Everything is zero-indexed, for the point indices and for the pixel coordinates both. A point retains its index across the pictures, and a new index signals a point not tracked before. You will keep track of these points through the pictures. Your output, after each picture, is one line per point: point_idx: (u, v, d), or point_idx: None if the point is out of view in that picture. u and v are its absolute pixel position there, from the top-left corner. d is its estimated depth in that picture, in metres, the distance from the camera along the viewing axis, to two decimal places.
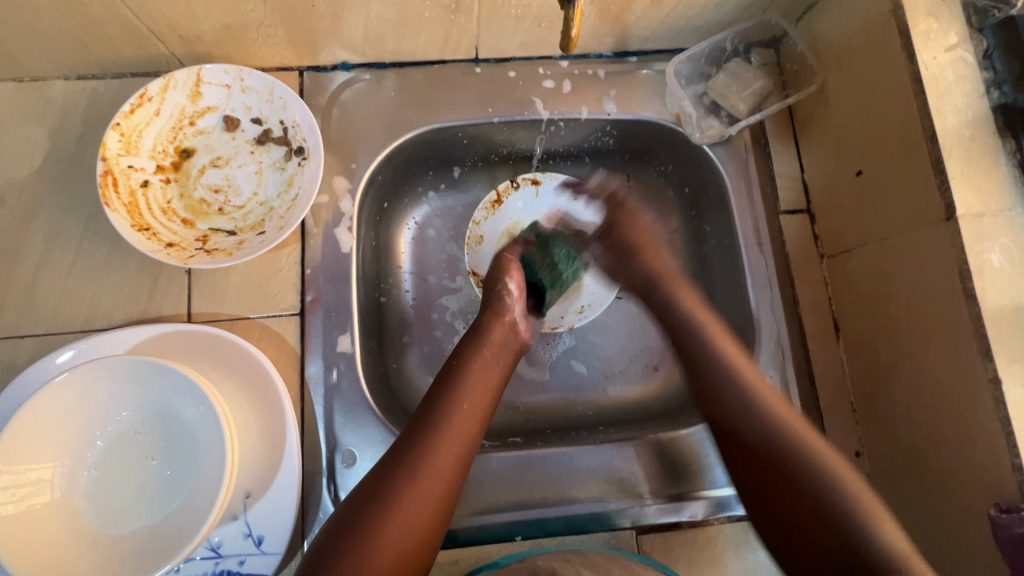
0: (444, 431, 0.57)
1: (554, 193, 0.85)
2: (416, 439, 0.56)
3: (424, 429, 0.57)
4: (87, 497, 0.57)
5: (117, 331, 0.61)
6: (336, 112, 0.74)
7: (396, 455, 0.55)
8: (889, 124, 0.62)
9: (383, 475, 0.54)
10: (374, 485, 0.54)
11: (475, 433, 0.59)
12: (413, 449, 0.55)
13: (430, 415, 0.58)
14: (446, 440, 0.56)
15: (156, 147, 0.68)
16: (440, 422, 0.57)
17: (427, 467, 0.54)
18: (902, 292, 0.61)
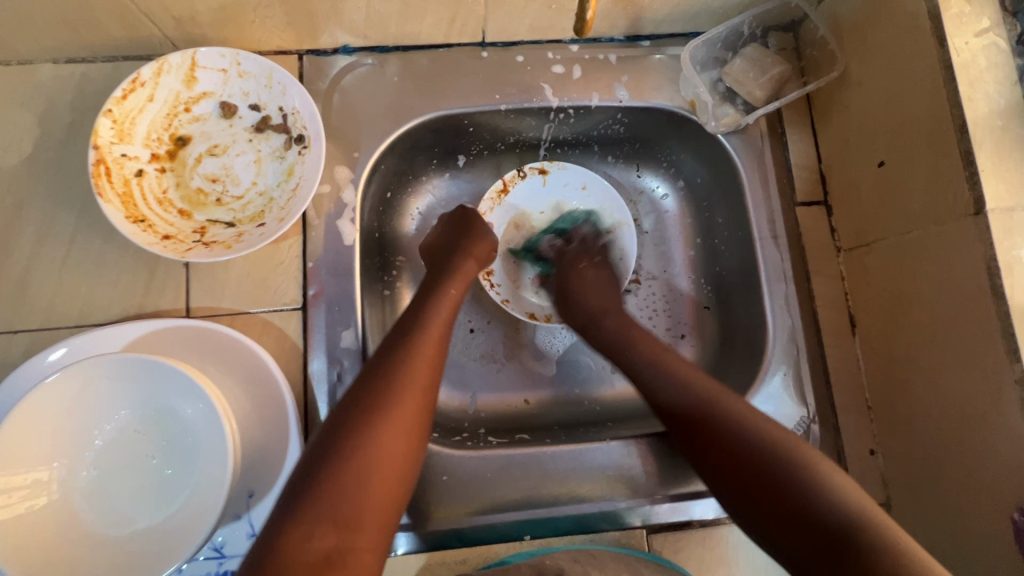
0: (400, 381, 0.54)
1: (561, 183, 0.82)
2: (369, 392, 0.53)
3: (376, 382, 0.54)
4: (86, 498, 0.56)
5: (113, 327, 0.59)
6: (337, 98, 0.71)
7: (348, 411, 0.52)
8: (916, 113, 0.59)
9: (336, 433, 0.50)
10: (325, 443, 0.50)
11: (431, 379, 0.56)
12: (368, 402, 0.52)
13: (382, 366, 0.55)
14: (401, 389, 0.53)
15: (150, 135, 0.65)
16: (394, 372, 0.54)
17: (391, 410, 0.52)
18: (926, 288, 0.59)
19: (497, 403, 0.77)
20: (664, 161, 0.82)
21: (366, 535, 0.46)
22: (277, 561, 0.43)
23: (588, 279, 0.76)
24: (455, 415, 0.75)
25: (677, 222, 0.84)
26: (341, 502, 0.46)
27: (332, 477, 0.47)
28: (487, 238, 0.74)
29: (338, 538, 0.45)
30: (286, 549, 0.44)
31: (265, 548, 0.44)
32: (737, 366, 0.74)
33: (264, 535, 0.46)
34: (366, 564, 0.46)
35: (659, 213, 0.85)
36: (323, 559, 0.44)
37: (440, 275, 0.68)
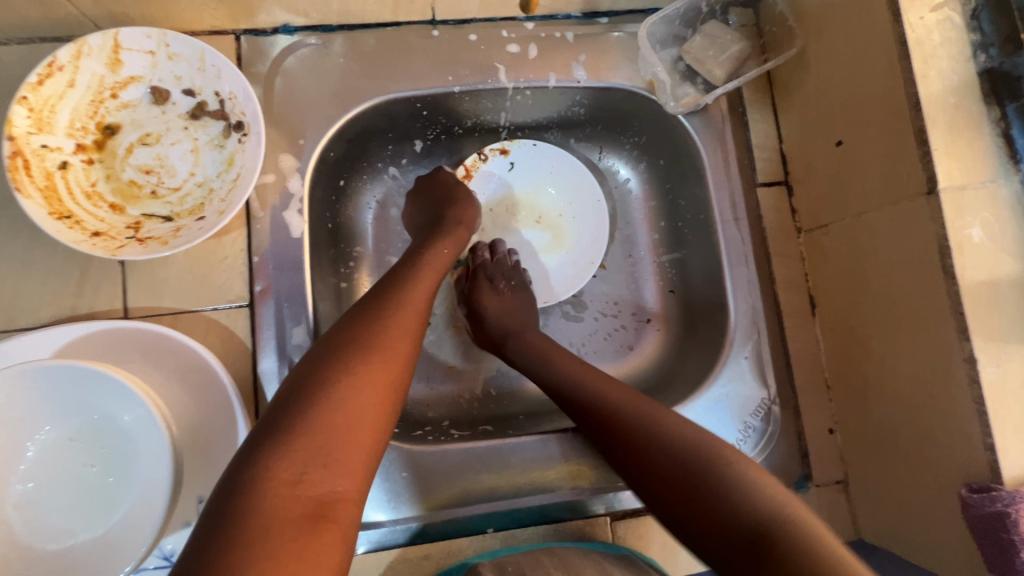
0: (389, 329, 0.51)
1: (524, 157, 0.80)
2: (357, 337, 0.49)
3: (363, 328, 0.50)
4: (21, 512, 0.53)
5: (41, 331, 0.55)
6: (279, 81, 0.67)
7: (334, 353, 0.48)
8: (871, 91, 0.58)
9: (321, 374, 0.46)
10: (307, 384, 0.46)
11: (420, 331, 0.54)
12: (355, 344, 0.49)
13: (366, 313, 0.52)
14: (392, 337, 0.50)
15: (73, 124, 0.61)
16: (382, 314, 0.52)
17: (382, 346, 0.49)
18: (882, 267, 0.59)
19: (462, 394, 0.76)
20: (627, 143, 0.81)
21: (356, 482, 0.44)
22: (262, 502, 0.39)
23: (506, 303, 0.72)
24: (417, 408, 0.73)
25: (641, 206, 0.82)
26: (329, 447, 0.43)
27: (322, 419, 0.44)
28: (472, 204, 0.73)
29: (329, 482, 0.42)
30: (273, 491, 0.40)
31: (240, 490, 0.40)
32: (700, 349, 0.74)
33: (234, 475, 0.41)
34: (353, 513, 0.43)
35: (624, 197, 0.83)
36: (313, 503, 0.41)
37: (430, 235, 0.66)
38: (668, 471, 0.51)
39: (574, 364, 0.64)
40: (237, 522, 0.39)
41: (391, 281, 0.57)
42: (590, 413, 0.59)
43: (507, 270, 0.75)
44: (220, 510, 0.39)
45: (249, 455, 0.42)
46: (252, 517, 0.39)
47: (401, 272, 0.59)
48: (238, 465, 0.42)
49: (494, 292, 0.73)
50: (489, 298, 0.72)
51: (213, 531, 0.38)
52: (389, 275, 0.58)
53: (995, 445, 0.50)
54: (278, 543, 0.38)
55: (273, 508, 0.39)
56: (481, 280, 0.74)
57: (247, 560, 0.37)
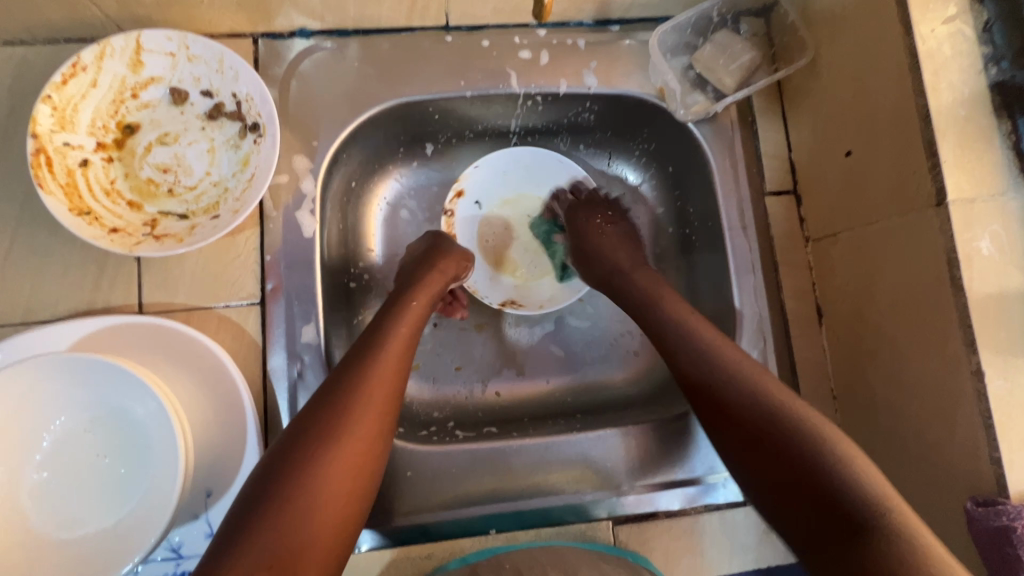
0: (371, 387, 0.53)
1: (511, 168, 0.81)
2: (337, 394, 0.52)
3: (343, 381, 0.53)
4: (35, 500, 0.54)
5: (59, 324, 0.57)
6: (294, 84, 0.68)
7: (318, 416, 0.50)
8: (881, 102, 0.58)
9: (303, 440, 0.49)
10: (289, 442, 0.49)
11: (400, 380, 0.56)
12: (339, 404, 0.51)
13: (353, 368, 0.54)
14: (371, 389, 0.53)
15: (94, 123, 0.62)
16: (364, 368, 0.55)
17: (361, 400, 0.52)
18: (889, 278, 0.59)
19: (468, 395, 0.76)
20: (636, 149, 0.81)
21: (328, 574, 0.46)
22: (236, 572, 0.42)
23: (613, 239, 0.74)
24: (423, 409, 0.74)
25: (649, 212, 0.83)
26: (305, 501, 0.46)
27: (301, 527, 0.46)
28: (465, 241, 0.74)
29: (301, 556, 0.45)
30: (248, 565, 0.43)
31: (219, 567, 0.42)
32: None
33: (221, 532, 0.45)
34: (321, 564, 0.46)
35: (633, 203, 0.83)
36: (282, 571, 0.43)
37: (418, 273, 0.68)
38: (785, 452, 0.50)
39: (675, 306, 0.64)
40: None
41: (379, 332, 0.59)
42: (698, 388, 0.57)
43: (592, 202, 0.79)
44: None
45: (231, 529, 0.44)
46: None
47: (390, 318, 0.61)
48: (219, 514, 0.45)
49: (595, 230, 0.76)
50: (602, 229, 0.76)
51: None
52: (378, 322, 0.61)
53: (1002, 459, 0.50)
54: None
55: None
56: (581, 215, 0.77)
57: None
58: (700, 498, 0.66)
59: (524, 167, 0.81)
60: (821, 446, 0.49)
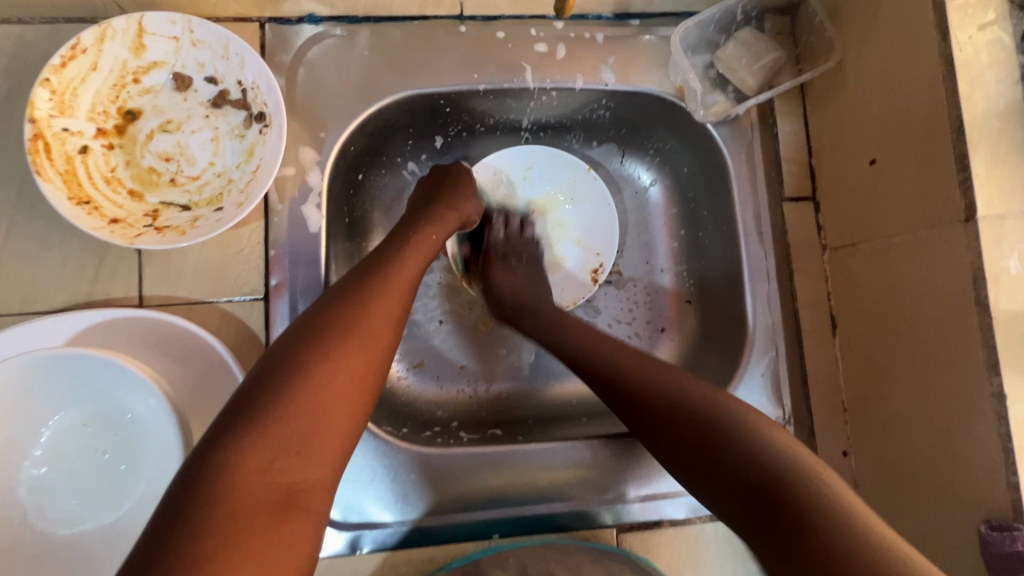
0: (372, 318, 0.48)
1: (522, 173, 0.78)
2: (334, 319, 0.47)
3: (341, 308, 0.48)
4: (33, 497, 0.53)
5: (57, 317, 0.55)
6: (302, 72, 0.66)
7: (308, 338, 0.45)
8: (911, 111, 0.57)
9: (292, 361, 0.43)
10: (280, 366, 0.43)
11: (404, 310, 0.52)
12: (332, 327, 0.46)
13: (344, 298, 0.49)
14: (373, 318, 0.48)
15: (95, 108, 0.60)
16: (363, 295, 0.49)
17: (362, 328, 0.47)
18: (910, 292, 0.58)
19: (472, 394, 0.75)
20: (650, 149, 0.79)
21: (328, 471, 0.42)
22: (227, 484, 0.37)
23: (517, 274, 0.71)
24: (426, 408, 0.73)
25: (661, 212, 0.81)
26: (304, 432, 0.41)
27: (297, 406, 0.41)
28: (470, 196, 0.70)
29: (299, 470, 0.40)
30: (240, 478, 0.38)
31: (206, 470, 0.38)
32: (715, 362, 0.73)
33: (199, 459, 0.39)
34: (325, 503, 0.41)
35: (644, 204, 0.81)
36: (282, 492, 0.39)
37: (419, 223, 0.63)
38: (706, 444, 0.47)
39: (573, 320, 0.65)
40: (205, 490, 0.37)
41: (375, 264, 0.54)
42: (643, 412, 0.51)
43: (514, 246, 0.75)
44: (187, 478, 0.38)
45: (217, 429, 0.40)
46: (217, 500, 0.37)
47: (389, 255, 0.56)
48: (198, 449, 0.39)
49: (510, 268, 0.72)
50: (509, 274, 0.71)
51: (177, 502, 0.37)
52: (374, 258, 0.55)
53: (1019, 483, 0.49)
54: (243, 530, 0.36)
55: (240, 497, 0.37)
56: (484, 263, 0.72)
57: (205, 553, 0.34)
58: (705, 508, 0.66)
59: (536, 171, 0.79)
60: (730, 425, 0.47)
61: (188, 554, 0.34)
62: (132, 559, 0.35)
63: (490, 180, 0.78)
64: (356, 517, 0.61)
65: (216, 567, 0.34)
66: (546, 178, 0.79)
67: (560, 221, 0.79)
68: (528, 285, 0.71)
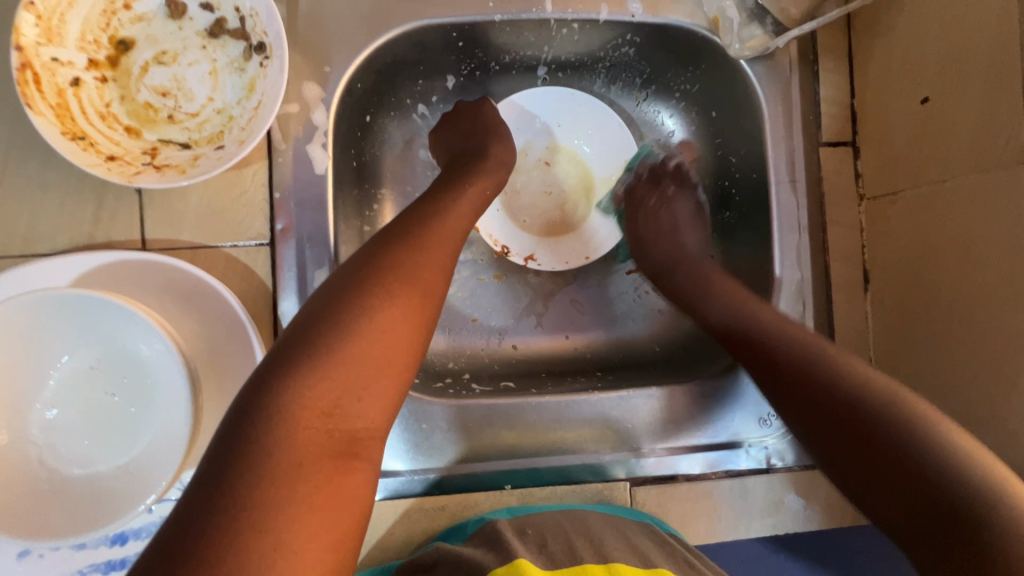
0: (421, 268, 0.46)
1: (555, 120, 0.74)
2: (382, 265, 0.45)
3: (389, 255, 0.46)
4: (43, 439, 0.52)
5: (59, 257, 0.53)
6: (304, 0, 0.61)
7: (361, 282, 0.44)
8: (976, 40, 0.51)
9: (347, 306, 0.42)
10: (332, 311, 0.42)
11: (452, 261, 0.50)
12: (385, 274, 0.44)
13: (391, 246, 0.47)
14: (423, 267, 0.46)
15: (84, 36, 0.56)
16: (411, 244, 0.47)
17: (411, 277, 0.45)
18: (955, 244, 0.54)
19: (484, 346, 0.73)
20: (677, 91, 0.73)
21: (384, 419, 0.42)
22: (290, 427, 0.37)
23: (665, 203, 0.72)
24: (438, 358, 0.71)
25: (685, 160, 0.75)
26: (360, 381, 0.40)
27: (355, 353, 0.41)
28: (508, 141, 0.66)
29: (359, 417, 0.40)
30: (303, 422, 0.38)
31: (265, 413, 0.38)
32: None
33: (256, 400, 0.38)
34: (379, 451, 0.41)
35: (668, 151, 0.76)
36: (343, 438, 0.39)
37: (463, 172, 0.60)
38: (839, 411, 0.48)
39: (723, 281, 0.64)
40: (268, 431, 0.37)
41: (420, 213, 0.52)
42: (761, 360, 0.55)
43: (661, 174, 0.74)
44: (249, 418, 0.38)
45: (274, 370, 0.39)
46: (282, 445, 0.37)
47: (437, 203, 0.54)
48: (253, 391, 0.39)
49: (652, 212, 0.73)
50: (658, 209, 0.72)
51: (238, 441, 0.37)
52: (420, 206, 0.53)
53: None
54: (310, 477, 0.37)
55: (303, 441, 0.37)
56: (640, 193, 0.74)
57: (273, 498, 0.35)
58: (720, 464, 0.64)
59: (568, 116, 0.74)
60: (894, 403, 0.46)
61: (257, 496, 0.35)
62: (192, 498, 0.35)
63: (519, 129, 0.74)
64: None
65: (284, 513, 0.35)
66: (576, 128, 0.74)
67: (587, 178, 0.75)
68: (669, 230, 0.71)
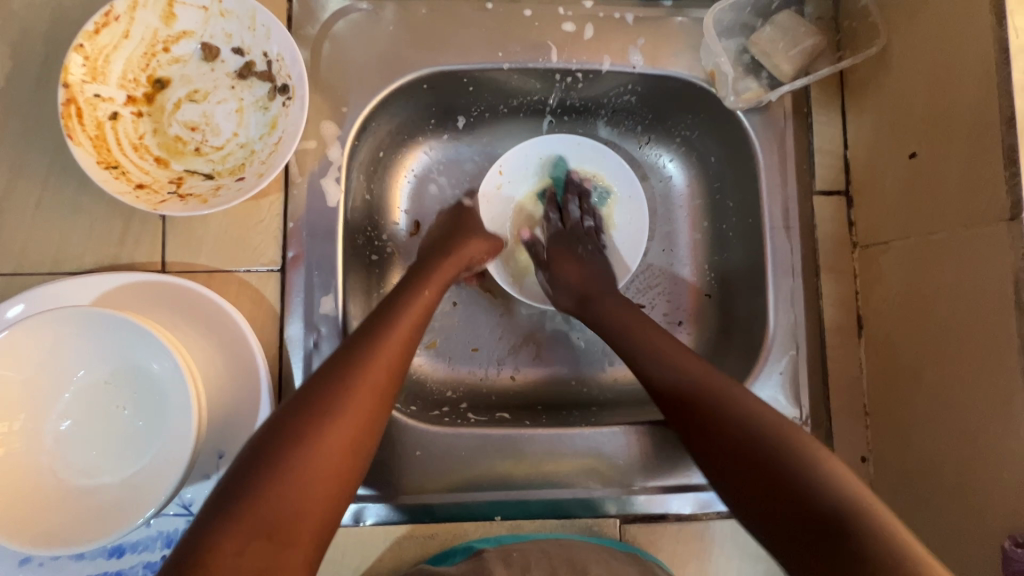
0: (365, 373, 0.49)
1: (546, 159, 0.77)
2: (333, 373, 0.49)
3: (343, 364, 0.50)
4: (54, 450, 0.55)
5: (84, 276, 0.57)
6: (327, 46, 0.66)
7: (311, 392, 0.48)
8: (957, 102, 0.54)
9: (293, 422, 0.45)
10: (284, 420, 0.46)
11: (401, 364, 0.53)
12: (333, 381, 0.48)
13: (343, 354, 0.51)
14: (369, 371, 0.50)
15: (126, 75, 0.61)
16: (361, 350, 0.51)
17: (356, 383, 0.49)
18: (944, 294, 0.55)
19: (482, 377, 0.75)
20: (677, 137, 0.76)
21: (322, 518, 0.44)
22: (229, 528, 0.40)
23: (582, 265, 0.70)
24: (436, 387, 0.73)
25: (685, 203, 0.78)
26: (299, 479, 0.43)
27: (295, 457, 0.44)
28: (480, 234, 0.70)
29: (289, 532, 0.42)
30: (241, 524, 0.41)
31: (214, 516, 0.41)
32: (733, 356, 0.70)
33: (213, 501, 0.42)
34: (318, 549, 0.43)
35: (668, 193, 0.79)
36: (278, 538, 0.41)
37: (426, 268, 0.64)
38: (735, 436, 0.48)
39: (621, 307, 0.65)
40: (211, 532, 0.40)
41: (377, 318, 0.55)
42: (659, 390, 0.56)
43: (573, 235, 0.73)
44: (191, 537, 0.40)
45: (230, 476, 0.43)
46: (220, 548, 0.39)
47: (393, 304, 0.57)
48: (214, 494, 0.43)
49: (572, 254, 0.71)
50: (570, 261, 0.71)
51: (191, 541, 0.40)
52: (376, 310, 0.57)
53: None
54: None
55: (239, 543, 0.40)
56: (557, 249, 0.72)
57: None
58: (712, 505, 0.64)
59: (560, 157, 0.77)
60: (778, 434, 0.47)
61: None
62: None
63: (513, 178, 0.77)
64: (362, 489, 0.62)
65: None
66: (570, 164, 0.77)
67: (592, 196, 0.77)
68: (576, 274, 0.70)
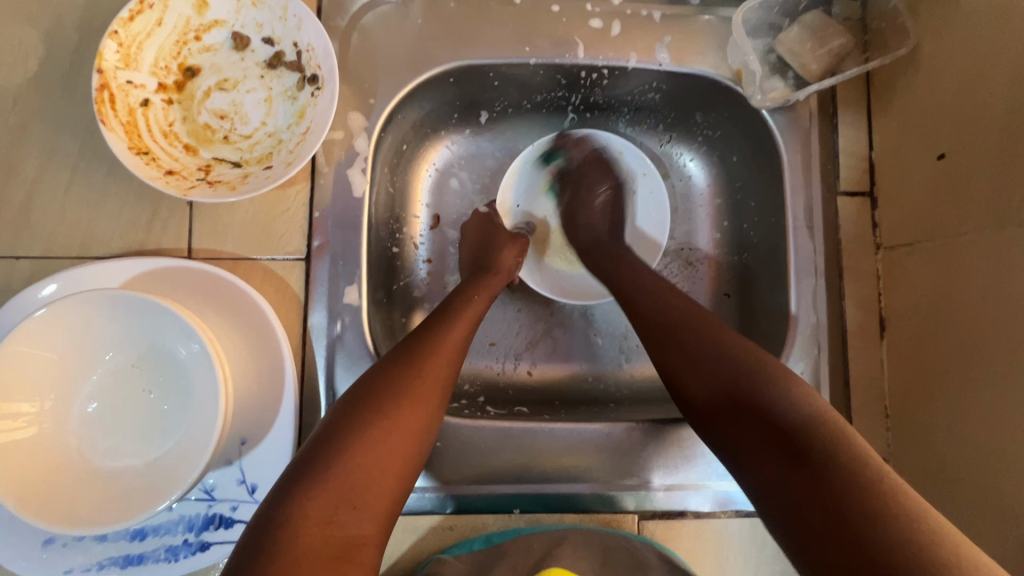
0: (418, 384, 0.50)
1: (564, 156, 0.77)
2: (386, 382, 0.50)
3: (396, 373, 0.51)
4: (81, 431, 0.56)
5: (113, 261, 0.57)
6: (356, 39, 0.67)
7: (366, 399, 0.48)
8: (988, 103, 0.54)
9: (358, 418, 0.47)
10: (339, 427, 0.46)
11: (451, 376, 0.53)
12: (386, 390, 0.49)
13: (395, 363, 0.52)
14: (421, 381, 0.51)
15: (157, 63, 0.62)
16: (413, 360, 0.52)
17: (410, 392, 0.49)
18: (971, 295, 0.55)
19: (500, 371, 0.75)
20: (699, 135, 0.76)
21: (377, 527, 0.44)
22: (291, 535, 0.41)
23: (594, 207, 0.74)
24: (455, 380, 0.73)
25: (706, 202, 0.78)
26: (358, 487, 0.44)
27: (354, 464, 0.44)
28: (513, 245, 0.71)
29: (355, 525, 0.43)
30: (303, 531, 0.41)
31: (276, 522, 0.41)
32: None
33: (271, 506, 0.42)
34: (372, 558, 0.43)
35: (689, 191, 0.79)
36: (338, 546, 0.42)
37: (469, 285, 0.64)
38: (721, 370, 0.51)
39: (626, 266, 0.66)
40: (273, 538, 0.41)
41: (425, 330, 0.56)
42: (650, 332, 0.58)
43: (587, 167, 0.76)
44: (263, 527, 0.41)
45: (287, 483, 0.43)
46: (284, 553, 0.40)
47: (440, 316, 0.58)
48: (271, 498, 0.43)
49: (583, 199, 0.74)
50: (583, 202, 0.74)
51: (255, 547, 0.40)
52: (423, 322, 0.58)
53: None
54: None
55: (302, 548, 0.40)
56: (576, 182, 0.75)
57: None
58: (730, 503, 0.64)
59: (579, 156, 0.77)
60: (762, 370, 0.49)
61: None
62: None
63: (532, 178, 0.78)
64: None
65: None
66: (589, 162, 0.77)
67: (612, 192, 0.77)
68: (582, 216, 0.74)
